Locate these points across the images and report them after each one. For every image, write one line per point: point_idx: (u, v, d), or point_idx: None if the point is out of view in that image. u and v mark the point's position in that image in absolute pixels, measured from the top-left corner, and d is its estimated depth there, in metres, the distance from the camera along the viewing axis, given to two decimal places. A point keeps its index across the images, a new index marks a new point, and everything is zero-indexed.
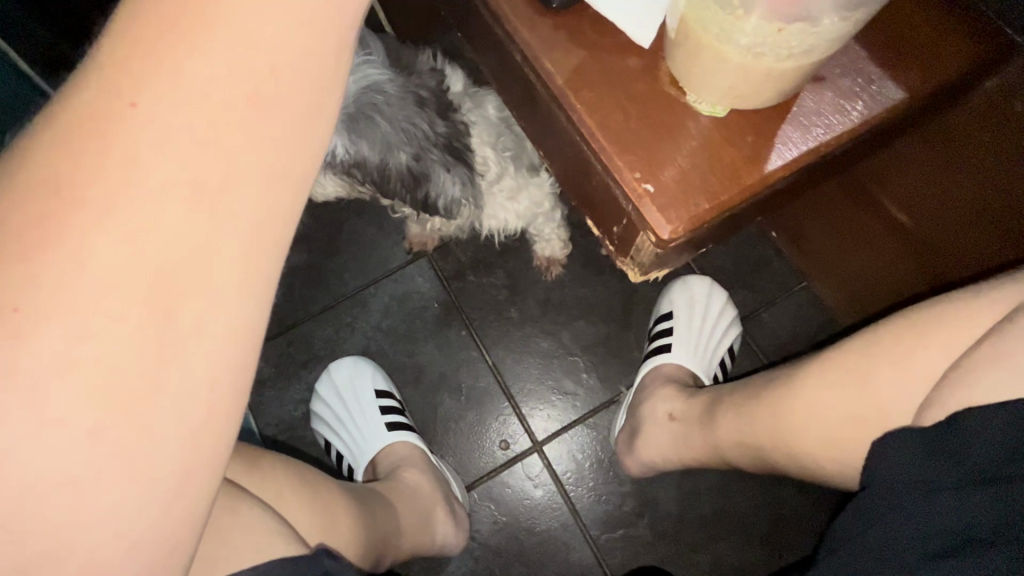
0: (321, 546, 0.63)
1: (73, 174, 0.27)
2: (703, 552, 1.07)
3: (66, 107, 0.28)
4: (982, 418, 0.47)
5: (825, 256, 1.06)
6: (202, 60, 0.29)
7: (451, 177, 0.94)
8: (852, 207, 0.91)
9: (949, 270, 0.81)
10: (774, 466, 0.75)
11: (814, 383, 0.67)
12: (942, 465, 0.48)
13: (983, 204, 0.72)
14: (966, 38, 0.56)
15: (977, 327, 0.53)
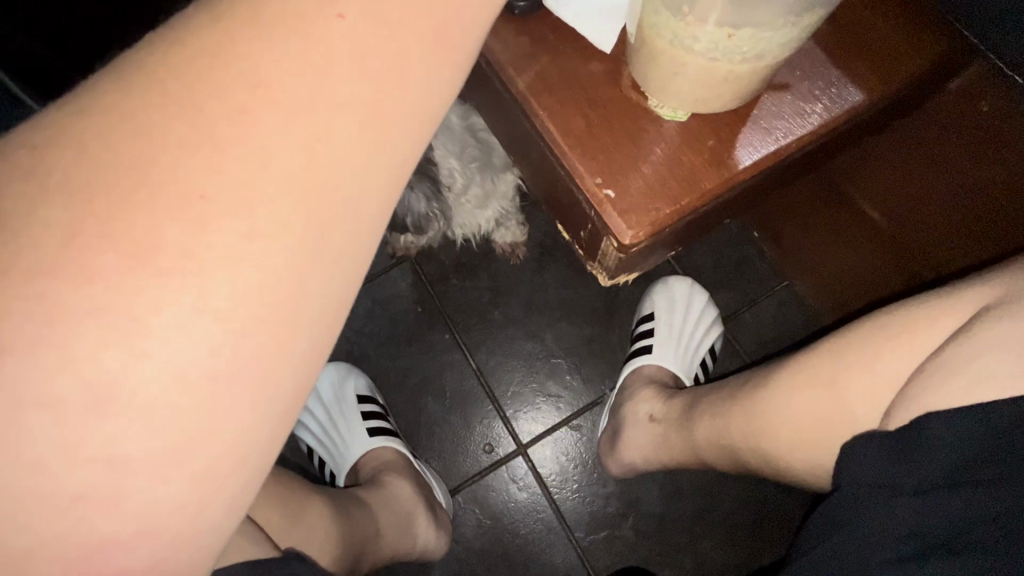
0: (292, 551, 0.62)
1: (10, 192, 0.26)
2: (686, 552, 1.08)
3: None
4: (944, 423, 0.47)
5: (803, 256, 1.06)
6: (133, 72, 0.28)
7: (416, 195, 0.99)
8: (827, 208, 0.91)
9: (922, 269, 0.82)
10: (747, 467, 0.76)
11: (783, 385, 0.67)
12: (904, 468, 0.49)
13: (953, 202, 0.72)
14: (926, 39, 0.57)
15: (941, 330, 0.53)
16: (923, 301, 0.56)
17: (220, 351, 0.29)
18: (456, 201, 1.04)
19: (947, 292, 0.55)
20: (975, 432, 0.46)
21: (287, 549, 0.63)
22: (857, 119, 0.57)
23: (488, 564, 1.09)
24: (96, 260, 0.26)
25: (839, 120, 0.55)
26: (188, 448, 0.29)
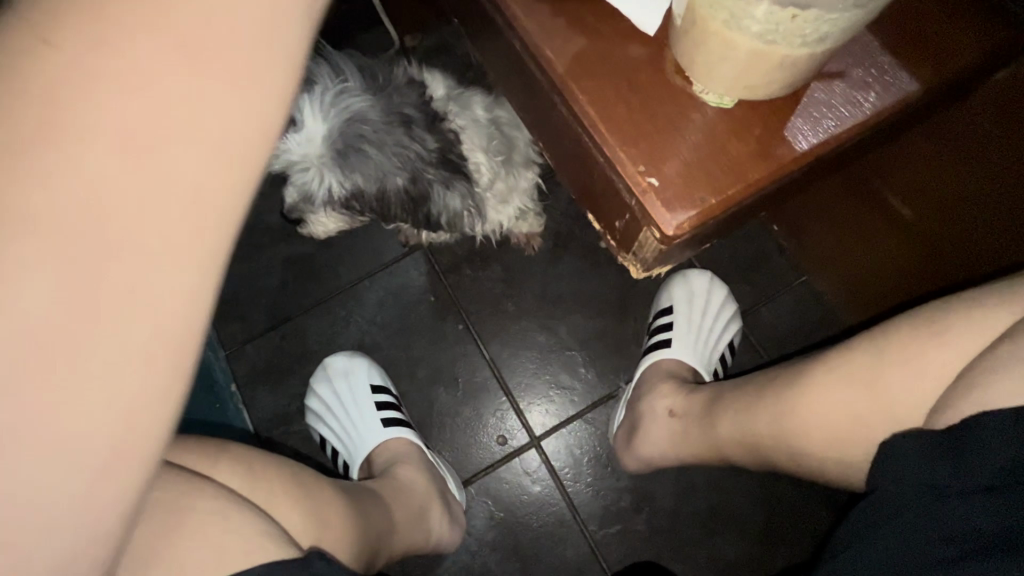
0: (314, 548, 0.61)
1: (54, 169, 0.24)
2: (700, 547, 1.07)
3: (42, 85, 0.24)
4: (991, 423, 0.46)
5: (826, 253, 1.04)
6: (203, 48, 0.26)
7: (451, 192, 0.95)
8: (854, 203, 0.89)
9: (954, 270, 0.81)
10: (773, 465, 0.75)
11: (814, 384, 0.66)
12: (952, 469, 0.47)
13: (987, 200, 0.71)
14: (975, 25, 0.55)
15: (990, 328, 0.52)
16: (968, 300, 0.55)
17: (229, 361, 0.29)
18: (484, 197, 1.02)
19: (996, 290, 0.54)
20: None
21: (306, 548, 0.62)
22: (908, 108, 0.55)
23: (500, 557, 1.08)
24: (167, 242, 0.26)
25: (892, 109, 0.54)
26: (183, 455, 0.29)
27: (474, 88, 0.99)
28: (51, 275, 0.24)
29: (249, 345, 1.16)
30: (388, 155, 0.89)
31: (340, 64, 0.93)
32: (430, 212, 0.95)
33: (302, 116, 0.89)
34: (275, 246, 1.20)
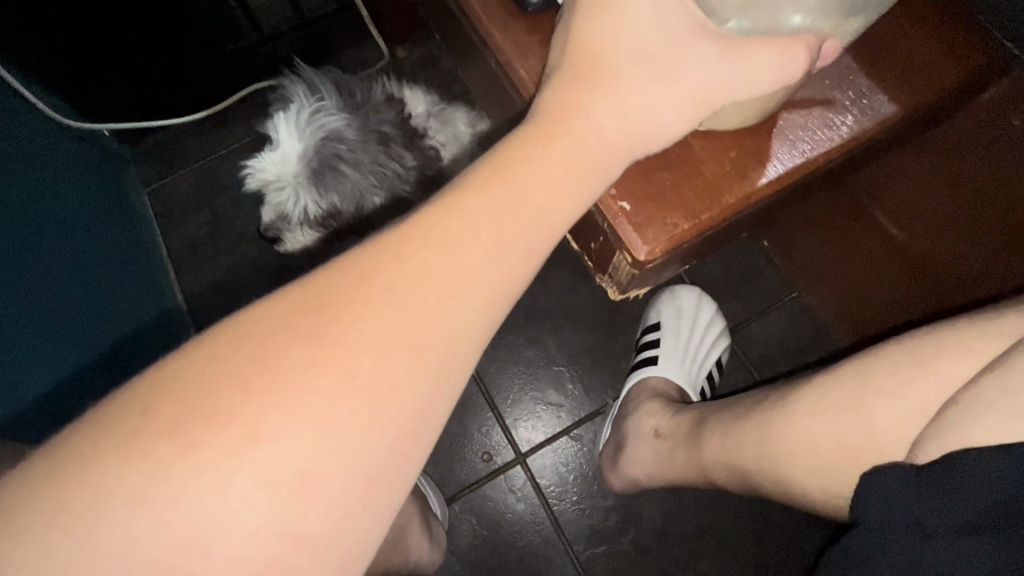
0: None
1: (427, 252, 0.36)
2: (687, 569, 1.05)
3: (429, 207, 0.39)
4: (979, 461, 0.44)
5: (817, 271, 1.03)
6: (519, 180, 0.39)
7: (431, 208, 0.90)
8: (845, 222, 0.88)
9: (951, 291, 0.78)
10: (758, 490, 0.73)
11: (795, 408, 0.65)
12: (949, 512, 0.44)
13: (981, 222, 0.69)
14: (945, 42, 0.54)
15: (980, 356, 0.50)
16: (954, 327, 0.53)
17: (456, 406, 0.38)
18: None
19: (983, 318, 0.53)
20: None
21: None
22: (890, 130, 0.54)
23: None
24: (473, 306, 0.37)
25: (870, 132, 0.52)
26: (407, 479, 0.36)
27: (460, 104, 0.98)
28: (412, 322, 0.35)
29: None
30: (364, 172, 0.87)
31: (316, 82, 0.94)
32: None
33: (278, 136, 0.90)
34: (263, 255, 1.22)
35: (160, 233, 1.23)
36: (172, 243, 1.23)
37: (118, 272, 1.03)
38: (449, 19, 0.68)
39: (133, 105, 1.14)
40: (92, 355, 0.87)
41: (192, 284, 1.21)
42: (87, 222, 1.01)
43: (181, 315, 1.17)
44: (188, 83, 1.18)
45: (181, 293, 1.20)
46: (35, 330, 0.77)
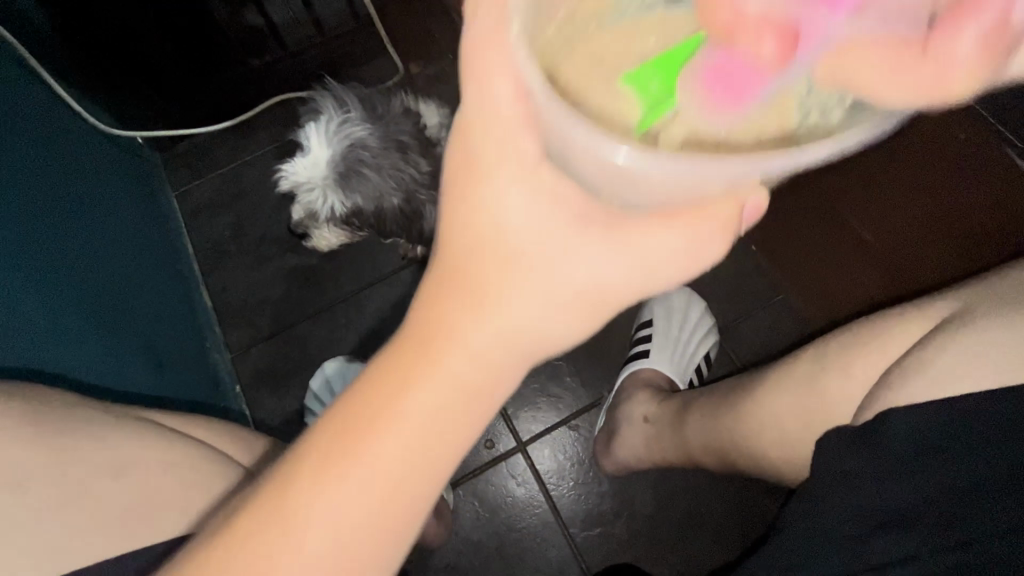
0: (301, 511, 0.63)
1: (340, 458, 0.39)
2: (676, 552, 1.12)
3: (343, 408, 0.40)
4: (901, 417, 0.52)
5: (798, 271, 1.11)
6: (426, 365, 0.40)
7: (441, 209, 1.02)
8: (818, 224, 0.95)
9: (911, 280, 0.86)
10: (736, 466, 0.80)
11: (766, 389, 0.72)
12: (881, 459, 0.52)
13: (935, 225, 0.76)
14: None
15: (915, 334, 0.58)
16: (900, 314, 0.61)
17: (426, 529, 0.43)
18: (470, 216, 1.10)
19: (921, 303, 0.61)
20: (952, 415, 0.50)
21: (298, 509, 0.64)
22: None
23: (484, 556, 1.13)
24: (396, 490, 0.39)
25: None
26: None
27: None
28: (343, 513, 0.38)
29: (253, 349, 1.24)
30: (384, 176, 0.99)
31: (340, 92, 1.03)
32: (423, 229, 1.02)
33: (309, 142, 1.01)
34: (282, 255, 1.30)
35: (189, 236, 1.31)
36: (197, 244, 1.31)
37: (154, 268, 1.12)
38: (459, 42, 0.78)
39: (163, 111, 1.26)
40: (123, 331, 0.93)
41: (216, 282, 1.29)
42: (125, 220, 1.10)
43: (207, 314, 1.24)
44: (218, 94, 1.28)
45: (206, 292, 1.28)
46: (67, 293, 0.83)
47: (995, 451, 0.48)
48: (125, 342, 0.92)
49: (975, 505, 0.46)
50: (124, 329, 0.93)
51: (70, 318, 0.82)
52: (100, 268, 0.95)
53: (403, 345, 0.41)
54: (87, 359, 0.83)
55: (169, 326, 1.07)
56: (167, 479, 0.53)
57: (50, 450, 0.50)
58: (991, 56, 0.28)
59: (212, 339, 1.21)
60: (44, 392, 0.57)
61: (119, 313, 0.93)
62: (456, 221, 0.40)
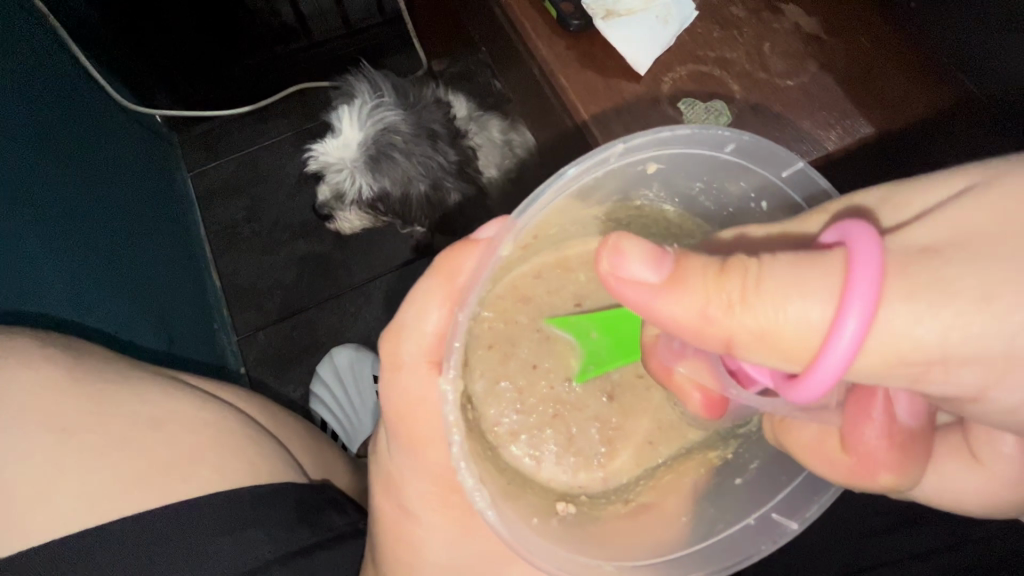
0: (324, 484, 0.63)
1: (394, 548, 0.54)
2: None
3: (376, 517, 0.56)
4: None
5: None
6: (443, 555, 0.53)
7: (461, 195, 1.11)
8: None
9: None
10: None
11: None
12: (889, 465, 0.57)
13: None
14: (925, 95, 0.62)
15: None
16: None
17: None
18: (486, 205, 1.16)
19: None
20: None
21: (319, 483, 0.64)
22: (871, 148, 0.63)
23: None
24: (469, 556, 0.53)
25: (850, 148, 0.62)
26: None
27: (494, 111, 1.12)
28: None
29: (260, 333, 1.23)
30: (412, 162, 1.11)
31: (377, 80, 1.13)
32: (444, 213, 1.11)
33: (341, 124, 1.12)
34: (294, 240, 1.29)
35: (201, 214, 1.29)
36: (211, 226, 1.29)
37: (168, 240, 1.11)
38: (496, 32, 0.79)
39: (187, 94, 1.25)
40: (125, 292, 0.90)
41: (227, 264, 1.27)
42: (143, 189, 1.09)
43: (217, 295, 1.23)
44: (242, 79, 1.28)
45: (216, 273, 1.26)
46: (75, 245, 0.81)
47: None
48: (125, 304, 0.89)
49: None
50: (126, 289, 0.90)
51: (75, 267, 0.80)
52: (119, 228, 0.94)
53: (382, 471, 0.57)
54: (85, 313, 0.80)
55: (173, 296, 1.05)
56: (198, 446, 0.54)
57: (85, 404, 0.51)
58: (892, 444, 0.43)
59: (220, 321, 1.20)
60: (78, 349, 0.58)
61: (123, 273, 0.91)
62: (396, 525, 0.54)
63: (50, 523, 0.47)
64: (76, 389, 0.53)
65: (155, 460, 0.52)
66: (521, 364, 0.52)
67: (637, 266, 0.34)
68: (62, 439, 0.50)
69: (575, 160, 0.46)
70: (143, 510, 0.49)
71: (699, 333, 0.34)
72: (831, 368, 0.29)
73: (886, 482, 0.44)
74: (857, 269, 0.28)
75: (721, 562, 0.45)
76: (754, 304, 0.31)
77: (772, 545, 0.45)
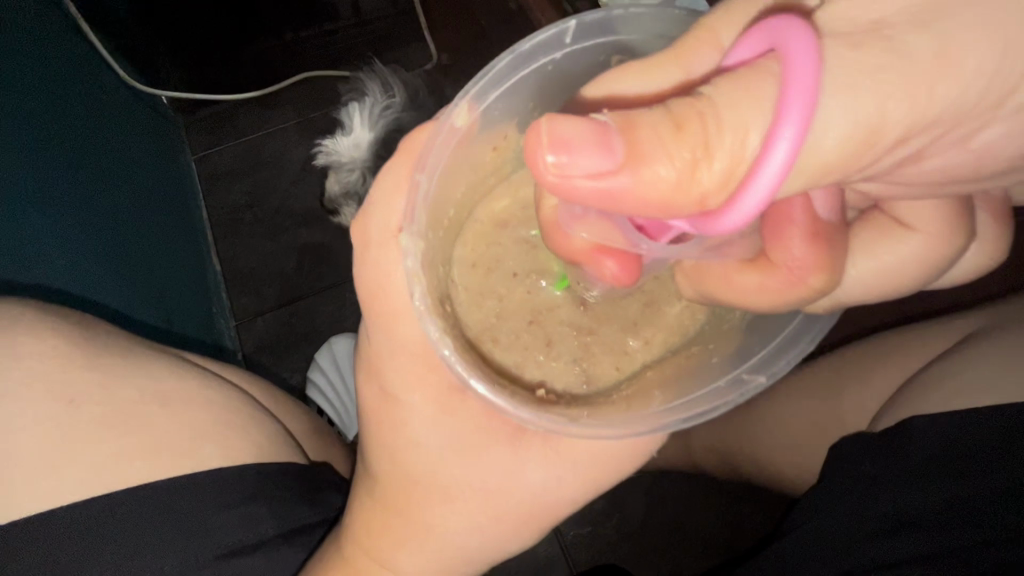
0: (323, 466, 0.63)
1: (384, 439, 0.53)
2: (664, 558, 0.99)
3: (362, 397, 0.56)
4: (922, 424, 0.59)
5: None
6: (430, 466, 0.52)
7: None
8: None
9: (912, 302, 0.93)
10: (746, 468, 0.86)
11: (783, 398, 0.80)
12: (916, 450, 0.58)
13: None
14: None
15: (932, 350, 0.68)
16: (920, 335, 0.71)
17: (491, 516, 0.52)
18: None
19: (942, 324, 0.70)
20: (959, 430, 0.56)
21: (321, 465, 0.64)
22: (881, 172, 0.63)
23: None
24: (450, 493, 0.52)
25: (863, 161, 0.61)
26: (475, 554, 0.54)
27: None
28: (424, 486, 0.52)
29: (259, 318, 1.23)
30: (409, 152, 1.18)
31: (387, 81, 1.27)
32: None
33: (351, 124, 1.25)
34: (293, 228, 1.28)
35: (203, 197, 1.28)
36: (213, 209, 1.28)
37: (172, 222, 1.12)
38: None
39: (198, 72, 1.24)
40: (127, 267, 0.89)
41: (227, 248, 1.26)
42: (149, 168, 1.09)
43: (216, 278, 1.23)
44: (248, 62, 1.27)
45: (216, 257, 1.26)
46: (84, 219, 0.82)
47: (983, 468, 0.54)
48: (127, 279, 0.89)
49: (962, 514, 0.52)
50: (131, 265, 0.91)
51: (80, 241, 0.80)
52: (124, 204, 0.94)
53: (367, 357, 0.56)
54: (85, 288, 0.81)
55: (175, 276, 1.05)
56: (204, 423, 0.55)
57: (104, 378, 0.54)
58: (820, 251, 0.48)
59: (220, 306, 1.20)
60: (91, 323, 0.59)
61: (126, 248, 0.91)
62: (386, 424, 0.53)
63: (62, 490, 0.49)
64: (84, 359, 0.54)
65: (159, 433, 0.53)
66: (503, 273, 0.59)
67: (589, 154, 0.32)
68: (74, 408, 0.52)
69: (529, 38, 0.51)
70: (149, 479, 0.51)
71: (673, 200, 0.33)
72: (764, 187, 0.33)
73: (820, 285, 0.49)
74: (795, 54, 0.33)
75: (686, 412, 0.48)
76: (719, 148, 0.32)
77: (739, 399, 0.48)
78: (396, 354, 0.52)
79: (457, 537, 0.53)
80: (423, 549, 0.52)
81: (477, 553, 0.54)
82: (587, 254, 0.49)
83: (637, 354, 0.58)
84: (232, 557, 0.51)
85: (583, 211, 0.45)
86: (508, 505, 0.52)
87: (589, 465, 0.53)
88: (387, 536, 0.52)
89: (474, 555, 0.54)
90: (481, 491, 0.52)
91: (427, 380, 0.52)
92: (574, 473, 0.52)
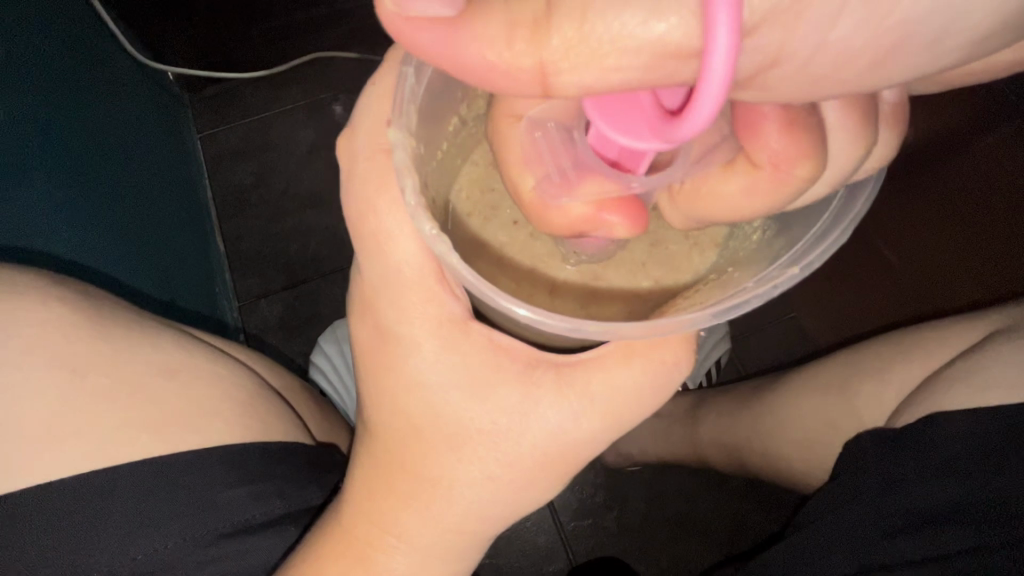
0: (328, 448, 0.63)
1: (382, 374, 0.51)
2: (665, 551, 0.99)
3: (356, 337, 0.54)
4: (944, 423, 0.57)
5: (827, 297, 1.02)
6: (431, 402, 0.50)
7: None
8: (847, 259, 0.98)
9: (928, 302, 0.92)
10: (753, 461, 0.85)
11: (794, 394, 0.79)
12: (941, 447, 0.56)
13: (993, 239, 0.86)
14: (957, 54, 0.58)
15: (952, 348, 0.67)
16: (939, 333, 0.69)
17: (501, 455, 0.50)
18: None
19: (962, 325, 0.69)
20: (984, 430, 0.55)
21: (326, 446, 0.63)
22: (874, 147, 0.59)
23: None
24: (454, 441, 0.50)
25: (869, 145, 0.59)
26: (484, 516, 0.52)
27: None
28: (425, 419, 0.50)
29: (262, 300, 1.22)
30: None
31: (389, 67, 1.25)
32: None
33: None
34: (299, 211, 1.26)
35: (207, 177, 1.26)
36: (218, 189, 1.26)
37: (177, 200, 1.10)
38: None
39: (205, 54, 1.22)
40: (129, 243, 0.88)
41: (232, 229, 1.25)
42: (154, 144, 1.07)
43: (219, 259, 1.21)
44: (255, 42, 1.23)
45: (221, 237, 1.24)
46: (87, 191, 0.80)
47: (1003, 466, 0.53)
48: (130, 256, 0.87)
49: (986, 515, 0.52)
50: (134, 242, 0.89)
51: (84, 213, 0.78)
52: (128, 179, 0.92)
53: (358, 294, 0.53)
54: (87, 264, 0.79)
55: (179, 255, 1.03)
56: (209, 402, 0.54)
57: (111, 352, 0.53)
58: (797, 138, 0.47)
59: (223, 285, 1.19)
60: (95, 297, 0.58)
61: (131, 224, 0.89)
62: (384, 364, 0.51)
63: (65, 463, 0.48)
64: (89, 334, 0.53)
65: (165, 409, 0.52)
66: (502, 223, 0.59)
67: (431, 5, 0.36)
68: (77, 379, 0.51)
69: None
70: (156, 455, 0.50)
71: (506, 71, 0.37)
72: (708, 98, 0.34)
73: (809, 173, 0.47)
74: None
75: (719, 307, 0.46)
76: (559, 24, 0.36)
77: (771, 290, 0.46)
78: (393, 293, 0.50)
79: (467, 489, 0.51)
80: (430, 521, 0.51)
81: (484, 529, 0.53)
82: (585, 223, 0.48)
83: (649, 291, 0.58)
84: (239, 536, 0.50)
85: (563, 178, 0.48)
86: (518, 457, 0.51)
87: (605, 400, 0.50)
88: (388, 498, 0.51)
89: (484, 520, 0.53)
90: (486, 428, 0.50)
91: (427, 315, 0.50)
92: (590, 413, 0.50)
